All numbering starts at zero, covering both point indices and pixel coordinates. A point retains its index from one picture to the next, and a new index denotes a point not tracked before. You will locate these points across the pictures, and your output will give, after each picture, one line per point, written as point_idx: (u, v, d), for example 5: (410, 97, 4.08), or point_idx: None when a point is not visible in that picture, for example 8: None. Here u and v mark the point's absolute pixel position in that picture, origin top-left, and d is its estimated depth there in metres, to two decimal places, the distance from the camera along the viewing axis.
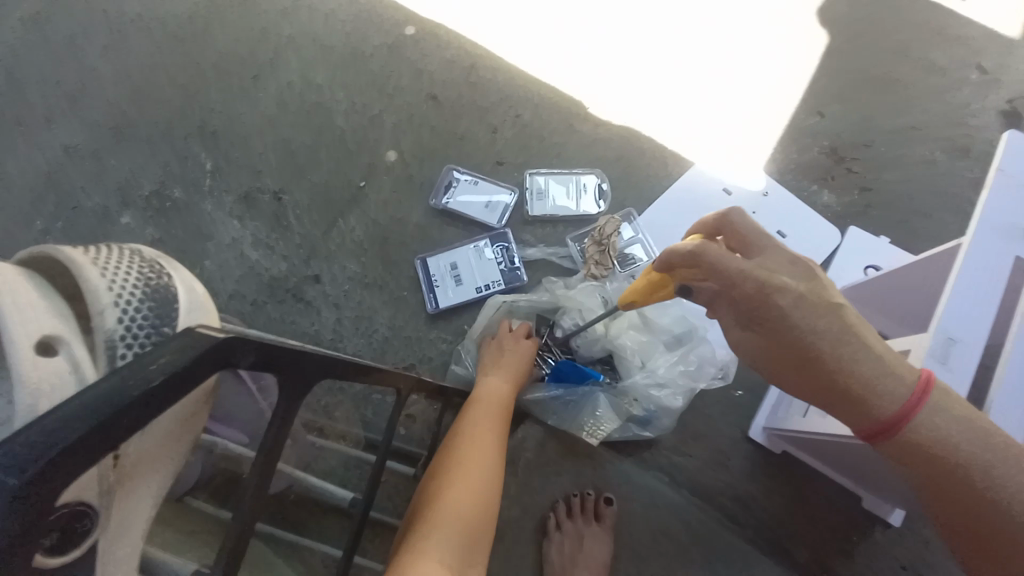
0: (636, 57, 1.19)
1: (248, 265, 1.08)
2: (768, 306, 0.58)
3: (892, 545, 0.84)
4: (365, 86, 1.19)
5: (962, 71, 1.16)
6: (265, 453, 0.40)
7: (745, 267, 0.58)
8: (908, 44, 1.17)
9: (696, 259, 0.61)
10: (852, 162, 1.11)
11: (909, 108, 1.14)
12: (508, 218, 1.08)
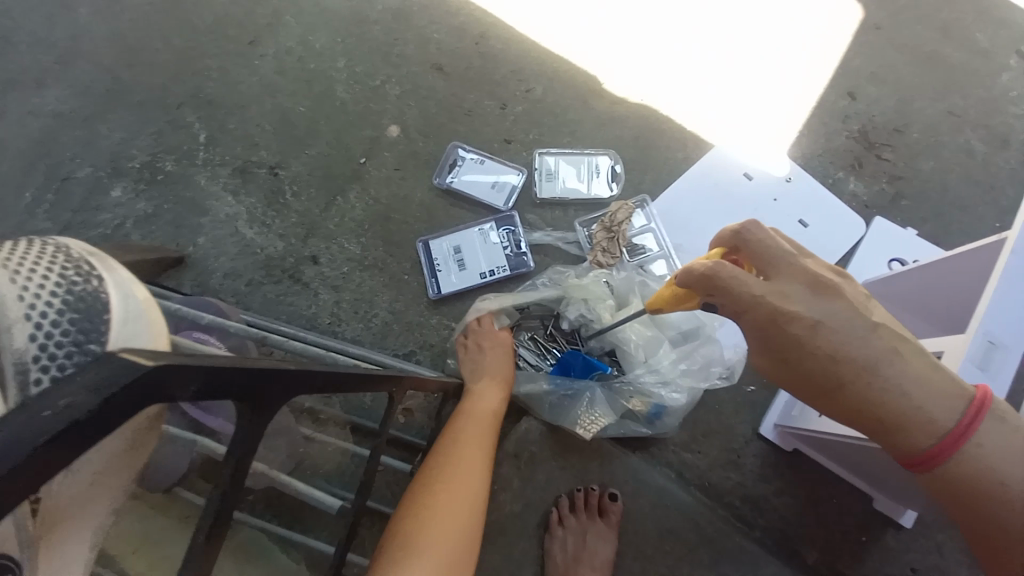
0: (656, 29, 1.11)
1: (244, 243, 1.04)
2: (782, 336, 0.55)
3: (904, 550, 0.82)
4: (367, 55, 1.12)
5: (1007, 52, 1.08)
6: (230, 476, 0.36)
7: (757, 293, 0.55)
8: (951, 20, 1.09)
9: (706, 281, 0.57)
10: (883, 148, 1.04)
11: (948, 91, 1.06)
12: (516, 200, 1.03)
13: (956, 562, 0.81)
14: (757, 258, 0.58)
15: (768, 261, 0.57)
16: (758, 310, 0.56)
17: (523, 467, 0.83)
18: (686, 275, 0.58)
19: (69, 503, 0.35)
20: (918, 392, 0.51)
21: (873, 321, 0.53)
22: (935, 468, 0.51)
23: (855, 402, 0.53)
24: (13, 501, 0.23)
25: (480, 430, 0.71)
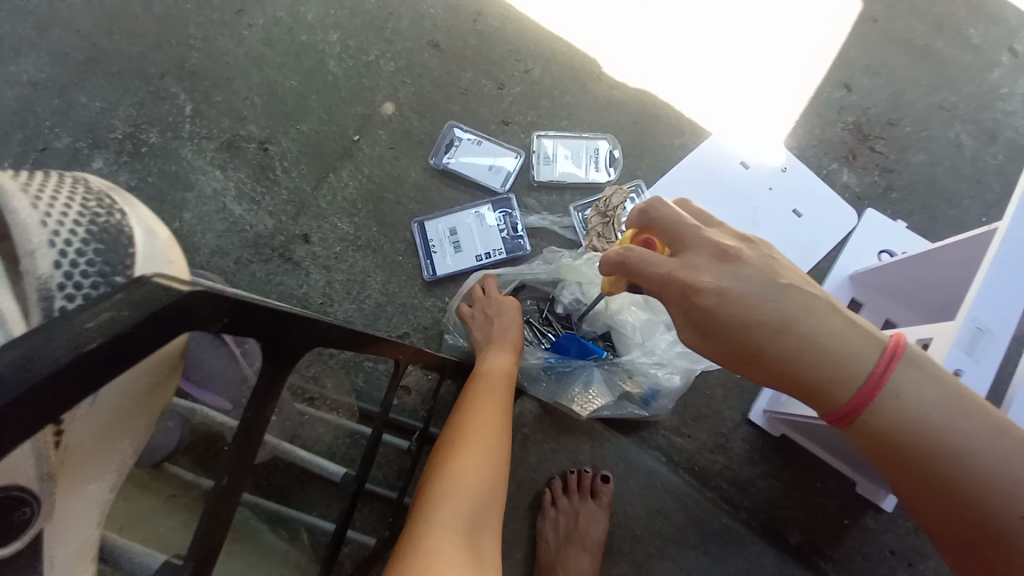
0: (656, 13, 1.10)
1: (231, 220, 1.01)
2: (697, 309, 0.55)
3: (883, 530, 0.85)
4: (361, 27, 1.08)
5: (996, 52, 1.09)
6: (245, 430, 0.34)
7: (664, 268, 0.57)
8: (946, 16, 1.10)
9: (621, 263, 0.59)
10: (876, 140, 1.05)
11: (940, 85, 1.08)
12: (512, 183, 1.01)
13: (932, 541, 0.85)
14: (664, 235, 0.60)
15: (675, 236, 0.59)
16: (670, 286, 0.57)
17: (517, 449, 0.83)
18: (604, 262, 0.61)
19: (87, 441, 0.36)
20: (833, 346, 0.52)
21: (781, 282, 0.54)
22: (870, 428, 0.52)
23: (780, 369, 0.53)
24: (31, 427, 0.21)
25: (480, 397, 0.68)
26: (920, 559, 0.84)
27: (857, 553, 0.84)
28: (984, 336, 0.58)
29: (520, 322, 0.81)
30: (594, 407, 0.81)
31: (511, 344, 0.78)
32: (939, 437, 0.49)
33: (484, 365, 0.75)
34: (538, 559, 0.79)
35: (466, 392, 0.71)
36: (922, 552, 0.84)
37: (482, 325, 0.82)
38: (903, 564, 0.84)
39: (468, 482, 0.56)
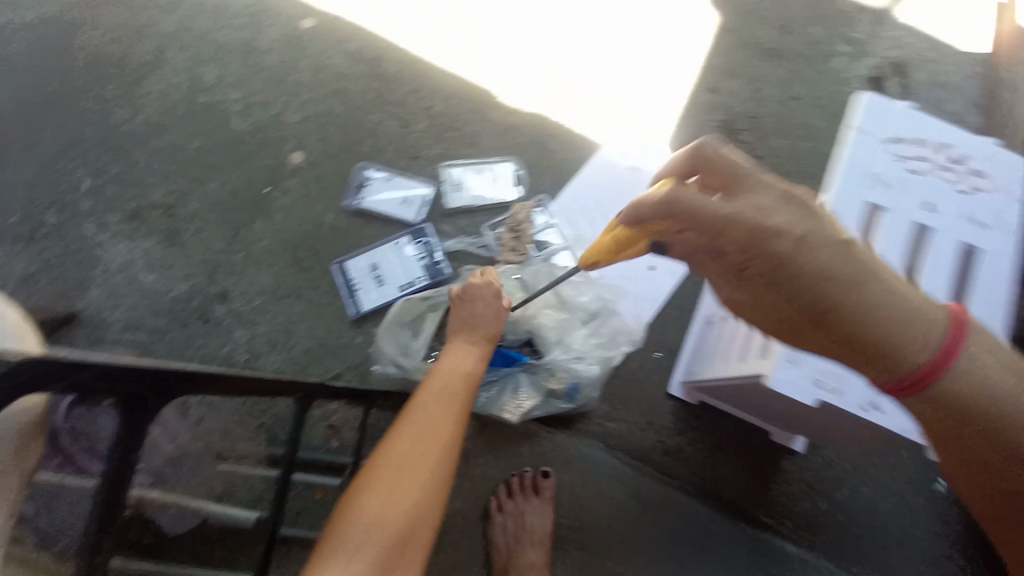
0: (542, 43, 1.21)
1: (143, 290, 1.00)
2: (761, 254, 0.53)
3: (798, 471, 0.95)
4: (261, 84, 1.12)
5: (836, 40, 1.28)
6: (113, 473, 0.48)
7: (733, 215, 0.53)
8: (787, 21, 1.28)
9: (689, 211, 0.55)
10: (743, 133, 1.20)
11: (788, 80, 1.25)
12: (427, 212, 1.06)
13: (839, 474, 0.96)
14: (723, 177, 0.57)
15: (733, 179, 0.56)
16: (732, 230, 0.54)
17: (458, 463, 0.87)
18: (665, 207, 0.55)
19: None
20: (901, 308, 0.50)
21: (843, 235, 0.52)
22: (936, 396, 0.49)
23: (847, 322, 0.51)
24: None
25: (455, 400, 0.71)
26: (831, 492, 0.95)
27: (780, 497, 0.94)
28: None
29: (501, 317, 0.81)
30: (526, 409, 0.87)
31: (480, 341, 0.78)
32: (996, 405, 0.47)
33: (446, 359, 0.76)
34: (493, 565, 0.83)
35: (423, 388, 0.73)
36: (832, 485, 0.95)
37: (467, 314, 0.80)
38: (818, 499, 0.95)
39: (425, 492, 0.62)
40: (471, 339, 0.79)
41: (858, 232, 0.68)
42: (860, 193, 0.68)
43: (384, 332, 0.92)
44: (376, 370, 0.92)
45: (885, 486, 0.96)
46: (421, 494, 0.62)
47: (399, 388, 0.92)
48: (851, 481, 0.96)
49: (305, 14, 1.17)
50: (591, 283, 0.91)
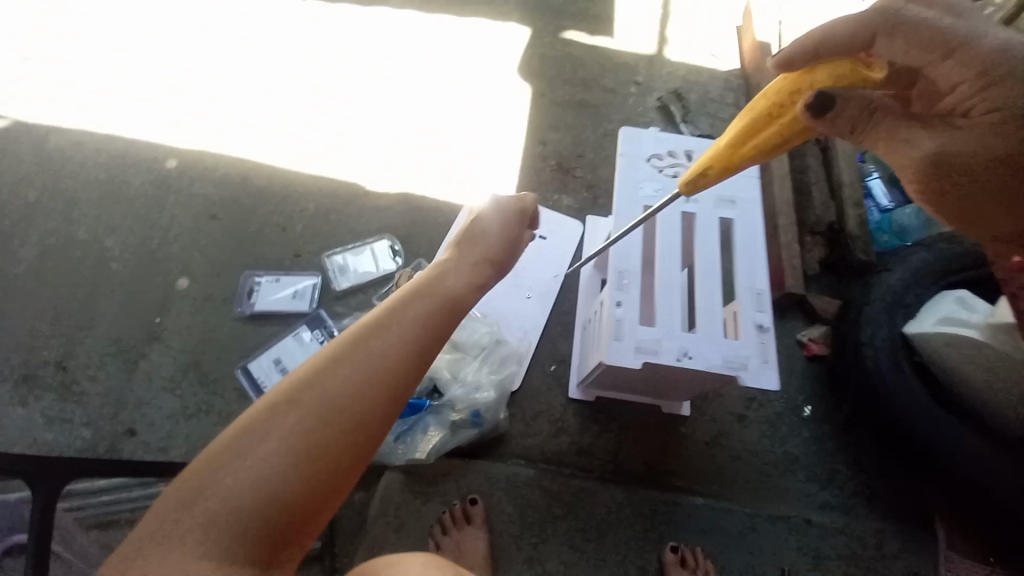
0: (391, 130, 1.38)
1: (44, 449, 1.00)
2: (998, 85, 0.54)
3: (694, 432, 1.09)
4: (136, 226, 1.21)
5: (628, 83, 1.56)
6: (39, 534, 0.61)
7: (975, 37, 0.55)
8: (590, 75, 1.55)
9: (930, 32, 0.55)
10: (577, 169, 1.41)
11: (602, 118, 1.49)
12: (319, 299, 1.16)
13: (726, 423, 1.11)
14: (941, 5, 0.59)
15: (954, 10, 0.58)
16: (976, 52, 0.54)
17: (392, 519, 0.94)
18: (889, 26, 0.56)
19: None
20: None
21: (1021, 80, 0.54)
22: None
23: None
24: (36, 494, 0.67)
25: (428, 312, 0.55)
26: (724, 441, 1.09)
27: (686, 458, 1.07)
28: (625, 276, 0.85)
29: (514, 247, 0.72)
30: (439, 447, 0.97)
31: (483, 266, 0.66)
32: None
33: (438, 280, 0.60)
34: None
35: (405, 302, 0.55)
36: (722, 434, 1.10)
37: (469, 232, 0.71)
38: (717, 451, 1.08)
39: (362, 378, 0.48)
40: (470, 255, 0.67)
41: (643, 229, 0.90)
42: (636, 202, 0.93)
43: None
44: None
45: (764, 423, 1.12)
46: (355, 379, 0.48)
47: None
48: (738, 425, 1.11)
49: (170, 155, 1.29)
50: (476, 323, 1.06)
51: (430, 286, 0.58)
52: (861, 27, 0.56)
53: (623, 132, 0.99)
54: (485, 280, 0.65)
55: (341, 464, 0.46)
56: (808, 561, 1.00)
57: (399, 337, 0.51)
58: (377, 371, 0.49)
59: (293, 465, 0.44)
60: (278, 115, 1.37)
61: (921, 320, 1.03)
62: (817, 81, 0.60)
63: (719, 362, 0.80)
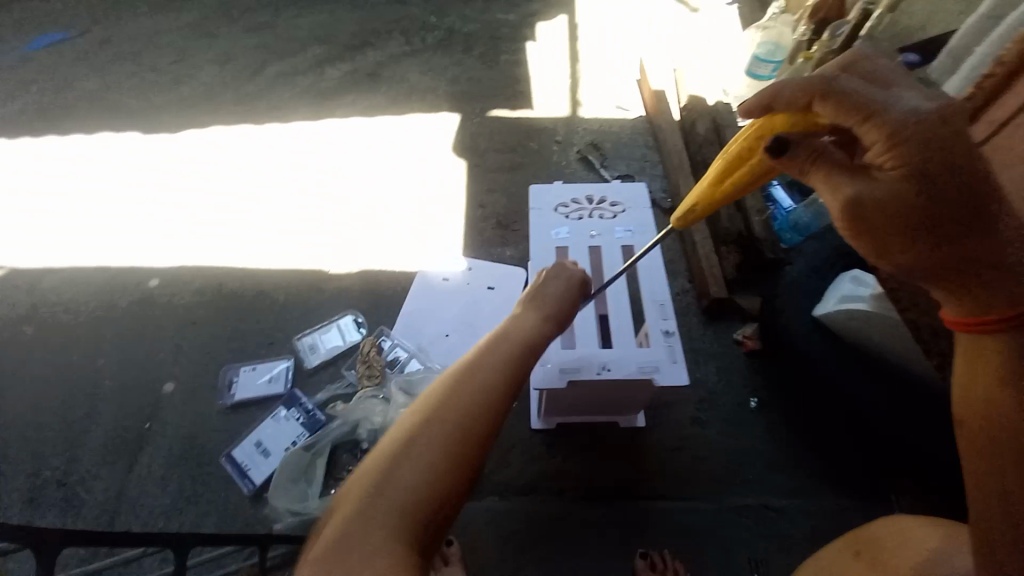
0: (345, 218, 1.56)
1: None
2: (905, 150, 0.53)
3: (654, 441, 1.16)
4: (124, 342, 1.34)
5: (550, 143, 1.73)
6: None
7: (888, 106, 0.54)
8: (517, 140, 1.73)
9: (854, 97, 0.54)
10: (516, 225, 1.54)
11: (532, 173, 1.66)
12: (293, 379, 1.27)
13: (683, 428, 1.18)
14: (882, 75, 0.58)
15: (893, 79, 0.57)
16: (885, 120, 0.53)
17: None
18: (822, 88, 0.57)
19: None
20: (1014, 232, 0.54)
21: (955, 147, 0.52)
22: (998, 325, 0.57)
23: (986, 220, 0.53)
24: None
25: (513, 350, 0.73)
26: (684, 445, 1.15)
27: (650, 467, 1.13)
28: None
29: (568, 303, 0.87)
30: None
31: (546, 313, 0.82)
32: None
33: (510, 330, 0.78)
34: None
35: (485, 353, 0.71)
36: (681, 440, 1.16)
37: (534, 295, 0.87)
38: (680, 457, 1.14)
39: (477, 394, 0.64)
40: (536, 311, 0.83)
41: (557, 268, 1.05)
42: (548, 244, 1.08)
43: (280, 490, 1.08)
44: (281, 526, 1.06)
45: (719, 422, 1.18)
46: (467, 397, 0.63)
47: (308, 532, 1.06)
48: (694, 427, 1.18)
49: (151, 275, 1.46)
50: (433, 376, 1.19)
51: (515, 331, 0.77)
52: (804, 89, 0.58)
53: (532, 188, 1.15)
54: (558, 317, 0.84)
55: (462, 465, 0.59)
56: (777, 547, 1.05)
57: (493, 367, 0.68)
58: (484, 390, 0.64)
59: (428, 468, 0.57)
60: (247, 224, 1.56)
61: (826, 301, 1.13)
62: (779, 126, 0.64)
63: (635, 369, 0.94)
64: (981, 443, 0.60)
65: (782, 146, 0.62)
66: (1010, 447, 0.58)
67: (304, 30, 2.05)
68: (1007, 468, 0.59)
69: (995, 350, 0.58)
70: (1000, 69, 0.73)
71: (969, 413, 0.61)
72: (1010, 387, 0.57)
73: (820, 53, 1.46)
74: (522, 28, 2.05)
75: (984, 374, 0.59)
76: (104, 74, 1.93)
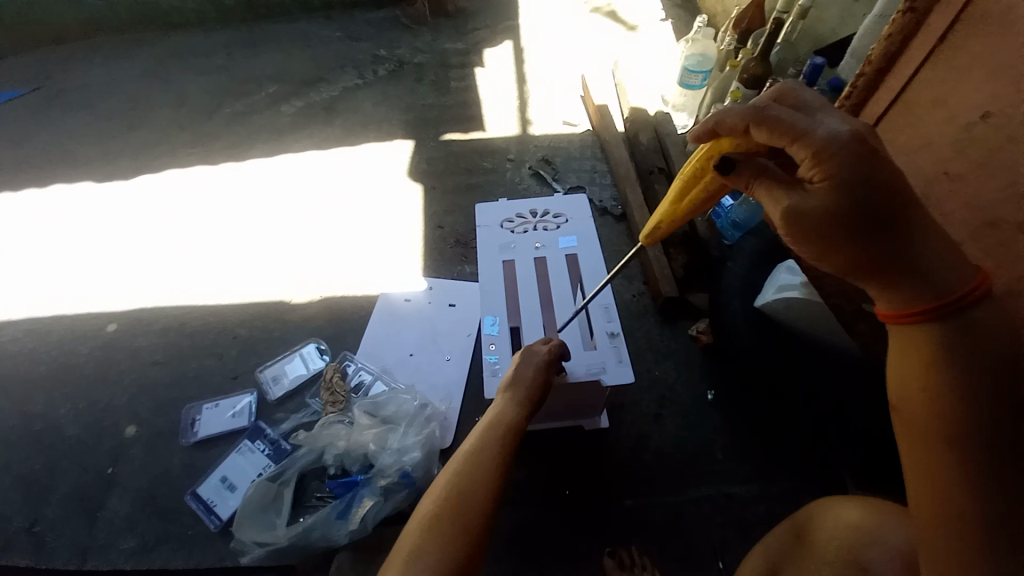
0: (305, 248, 1.59)
1: None
2: (830, 164, 0.58)
3: (617, 439, 1.19)
4: (84, 389, 1.33)
5: (503, 162, 1.78)
6: None
7: (812, 127, 0.60)
8: (472, 161, 1.79)
9: (783, 122, 0.61)
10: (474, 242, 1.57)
11: (486, 189, 1.70)
12: (257, 412, 1.28)
13: (644, 424, 1.22)
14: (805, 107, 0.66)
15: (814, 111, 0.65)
16: (811, 139, 0.59)
17: None
18: (756, 115, 0.64)
19: None
20: (936, 233, 0.58)
21: (873, 163, 0.57)
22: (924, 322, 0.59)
23: (905, 224, 0.57)
24: None
25: (502, 442, 0.85)
26: (646, 441, 1.19)
27: (614, 465, 1.16)
28: (497, 323, 1.05)
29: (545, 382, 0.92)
30: (379, 514, 1.07)
31: (527, 399, 0.89)
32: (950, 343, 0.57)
33: (495, 427, 0.87)
34: None
35: (475, 462, 0.81)
36: (643, 436, 1.20)
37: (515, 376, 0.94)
38: (641, 453, 1.18)
39: (475, 493, 0.77)
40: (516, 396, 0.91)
41: (505, 280, 1.10)
42: (496, 258, 1.13)
43: (246, 523, 1.07)
44: (248, 559, 1.05)
45: (678, 416, 1.23)
46: (460, 516, 0.75)
47: (275, 562, 1.06)
48: (654, 423, 1.22)
49: (110, 320, 1.46)
50: (396, 396, 1.21)
51: (499, 421, 0.88)
52: (743, 116, 0.66)
53: (478, 208, 1.21)
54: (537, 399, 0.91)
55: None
56: (737, 531, 1.09)
57: (491, 465, 0.82)
58: (483, 495, 0.78)
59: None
60: (207, 261, 1.57)
61: (765, 292, 1.16)
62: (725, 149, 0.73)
63: (583, 372, 0.98)
64: (915, 427, 0.59)
65: (730, 164, 0.68)
66: (941, 432, 0.56)
67: (258, 70, 2.10)
68: (939, 451, 0.57)
69: (925, 339, 0.58)
70: (869, 68, 0.82)
71: (900, 398, 0.61)
72: (937, 371, 0.57)
73: (745, 61, 1.54)
74: (470, 55, 2.14)
75: (915, 363, 0.59)
76: (57, 125, 1.95)
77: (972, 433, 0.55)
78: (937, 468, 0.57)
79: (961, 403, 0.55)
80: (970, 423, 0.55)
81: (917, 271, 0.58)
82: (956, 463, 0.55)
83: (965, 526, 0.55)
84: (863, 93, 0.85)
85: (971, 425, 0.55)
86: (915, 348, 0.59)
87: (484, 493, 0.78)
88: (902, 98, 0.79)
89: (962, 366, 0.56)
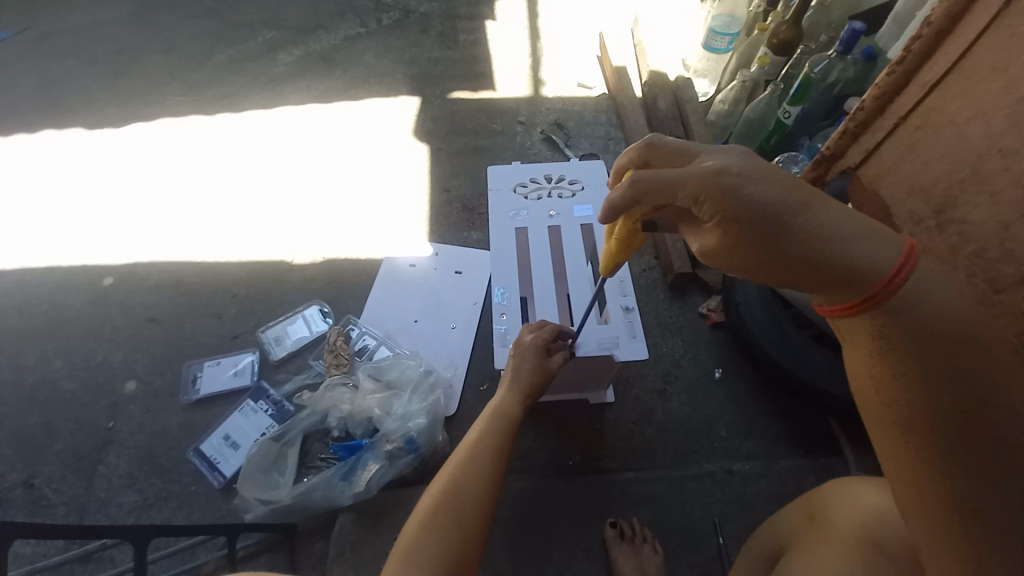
0: (305, 208, 1.53)
1: (22, 563, 1.08)
2: (712, 205, 0.56)
3: (620, 413, 1.19)
4: (81, 343, 1.31)
5: (513, 124, 1.70)
6: None
7: (682, 178, 0.58)
8: (481, 121, 1.71)
9: (659, 183, 0.60)
10: (480, 208, 1.51)
11: (494, 152, 1.63)
12: (259, 372, 1.26)
13: (648, 400, 1.21)
14: (675, 157, 0.65)
15: (686, 156, 0.65)
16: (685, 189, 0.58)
17: (350, 560, 1.02)
18: (638, 188, 0.62)
19: None
20: (843, 220, 0.52)
21: (750, 186, 0.54)
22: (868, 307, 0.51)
23: (803, 222, 0.52)
24: None
25: (502, 431, 0.87)
26: (650, 416, 1.19)
27: (616, 439, 1.17)
28: (508, 294, 1.02)
29: (540, 368, 0.93)
30: (380, 479, 1.07)
31: (525, 393, 0.92)
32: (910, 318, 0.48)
33: (494, 410, 0.91)
34: None
35: (473, 447, 0.84)
36: (648, 411, 1.20)
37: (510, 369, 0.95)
38: (644, 428, 1.18)
39: (472, 481, 0.78)
40: (503, 383, 0.94)
41: (516, 249, 1.06)
42: (508, 226, 1.08)
43: (249, 481, 1.07)
44: (251, 517, 1.06)
45: (683, 392, 1.22)
46: (463, 501, 0.76)
47: (279, 520, 1.07)
48: (658, 399, 1.21)
49: (105, 274, 1.41)
50: (399, 362, 1.19)
51: (500, 413, 0.89)
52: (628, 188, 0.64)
53: (490, 172, 1.16)
54: (536, 389, 0.94)
55: (465, 552, 0.71)
56: (736, 507, 1.09)
57: (491, 449, 0.84)
58: (484, 480, 0.79)
59: (431, 560, 0.68)
60: (204, 218, 1.51)
61: None
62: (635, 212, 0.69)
63: (595, 346, 0.96)
64: (877, 412, 0.52)
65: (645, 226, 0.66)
66: (898, 416, 0.49)
67: (254, 14, 1.97)
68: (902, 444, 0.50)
69: (867, 330, 0.51)
70: (927, 30, 0.73)
71: (858, 382, 0.54)
72: (883, 360, 0.50)
73: (775, 24, 1.45)
74: (481, 6, 2.01)
75: (862, 351, 0.52)
76: (42, 67, 1.84)
77: (927, 418, 0.47)
78: (897, 453, 0.50)
79: (909, 386, 0.48)
80: (923, 407, 0.47)
81: (827, 268, 0.51)
82: (916, 451, 0.48)
83: (952, 517, 0.47)
84: (919, 59, 0.75)
85: (924, 411, 0.47)
86: (859, 336, 0.52)
87: (482, 483, 0.79)
88: (958, 64, 0.70)
89: (907, 350, 0.48)
